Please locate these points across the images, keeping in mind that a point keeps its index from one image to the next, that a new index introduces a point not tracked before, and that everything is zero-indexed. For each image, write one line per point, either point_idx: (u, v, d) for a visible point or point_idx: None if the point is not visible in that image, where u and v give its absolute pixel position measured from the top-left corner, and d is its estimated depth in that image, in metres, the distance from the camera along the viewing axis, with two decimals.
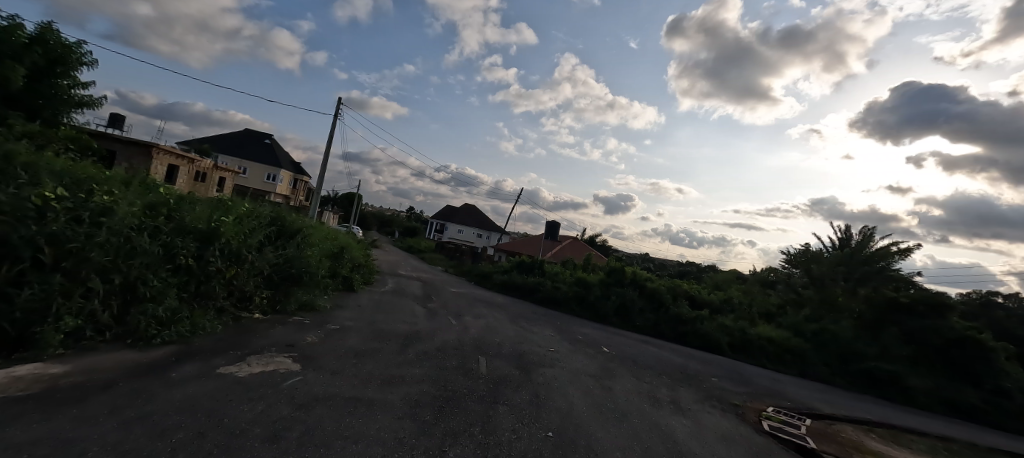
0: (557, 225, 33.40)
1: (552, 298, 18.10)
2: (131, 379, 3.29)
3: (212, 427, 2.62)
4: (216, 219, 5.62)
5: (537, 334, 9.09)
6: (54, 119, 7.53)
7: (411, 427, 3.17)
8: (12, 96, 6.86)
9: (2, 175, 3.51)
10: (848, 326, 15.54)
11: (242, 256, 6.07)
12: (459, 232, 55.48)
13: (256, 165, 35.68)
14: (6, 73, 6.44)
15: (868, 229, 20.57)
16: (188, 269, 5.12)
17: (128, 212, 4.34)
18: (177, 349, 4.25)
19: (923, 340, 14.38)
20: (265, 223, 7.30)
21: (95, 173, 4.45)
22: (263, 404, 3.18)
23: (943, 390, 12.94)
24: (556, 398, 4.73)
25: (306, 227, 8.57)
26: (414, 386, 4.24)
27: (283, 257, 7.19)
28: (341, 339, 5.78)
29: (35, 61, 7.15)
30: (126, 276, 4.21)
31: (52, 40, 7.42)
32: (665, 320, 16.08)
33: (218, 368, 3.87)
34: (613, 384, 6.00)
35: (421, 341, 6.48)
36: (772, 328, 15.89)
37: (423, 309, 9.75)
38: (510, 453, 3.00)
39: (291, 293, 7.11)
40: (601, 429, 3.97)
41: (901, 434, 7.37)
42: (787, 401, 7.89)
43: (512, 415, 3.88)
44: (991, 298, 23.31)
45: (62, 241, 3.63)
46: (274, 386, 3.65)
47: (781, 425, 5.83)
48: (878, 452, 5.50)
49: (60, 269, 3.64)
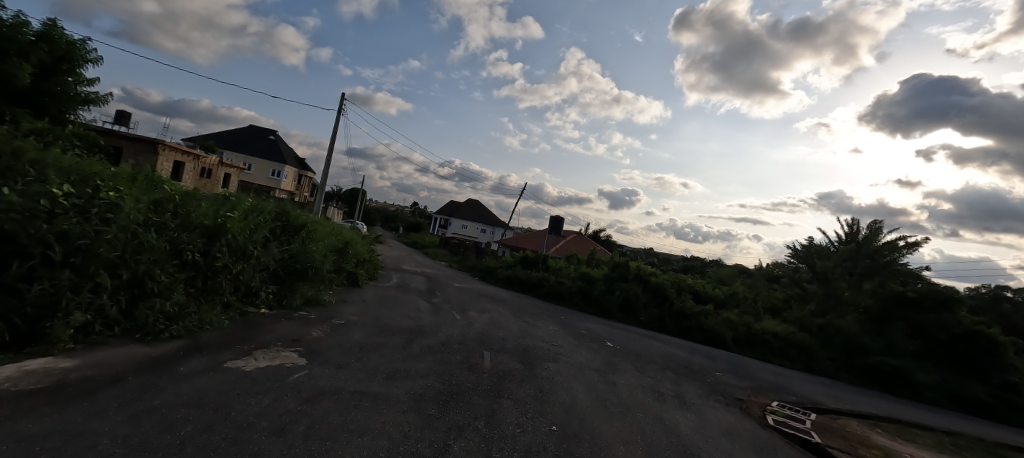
0: (561, 220, 33.45)
1: (555, 293, 18.13)
2: (140, 373, 3.34)
3: (220, 421, 2.65)
4: (222, 215, 5.65)
5: (541, 329, 9.13)
6: (61, 116, 7.61)
7: (415, 420, 3.19)
8: (20, 94, 6.93)
9: (11, 172, 3.55)
10: (853, 321, 15.48)
11: (248, 251, 6.12)
12: (463, 228, 55.67)
13: (261, 162, 35.92)
14: (12, 70, 6.48)
15: (875, 223, 20.38)
16: (194, 265, 5.17)
17: (134, 208, 4.37)
18: (185, 344, 4.31)
19: (929, 335, 14.28)
20: (270, 219, 7.34)
21: (101, 170, 4.48)
22: (270, 398, 3.22)
23: (950, 385, 12.84)
24: (560, 392, 4.76)
25: (310, 223, 8.62)
26: (418, 380, 4.27)
27: (288, 252, 7.23)
28: (346, 334, 5.85)
29: (41, 58, 7.19)
30: (134, 271, 4.26)
31: (58, 36, 7.45)
32: (668, 315, 16.08)
33: (225, 362, 3.92)
34: (617, 378, 6.01)
35: (425, 335, 6.53)
36: (776, 322, 15.86)
37: (427, 304, 9.83)
38: (514, 446, 3.02)
39: (296, 287, 7.17)
40: (605, 423, 3.98)
41: (907, 429, 7.33)
42: (792, 396, 7.87)
43: (516, 409, 3.90)
44: (1001, 292, 23.07)
45: (71, 238, 3.66)
46: (280, 380, 3.69)
47: (786, 419, 5.83)
48: (883, 447, 5.48)
49: (69, 265, 3.68)
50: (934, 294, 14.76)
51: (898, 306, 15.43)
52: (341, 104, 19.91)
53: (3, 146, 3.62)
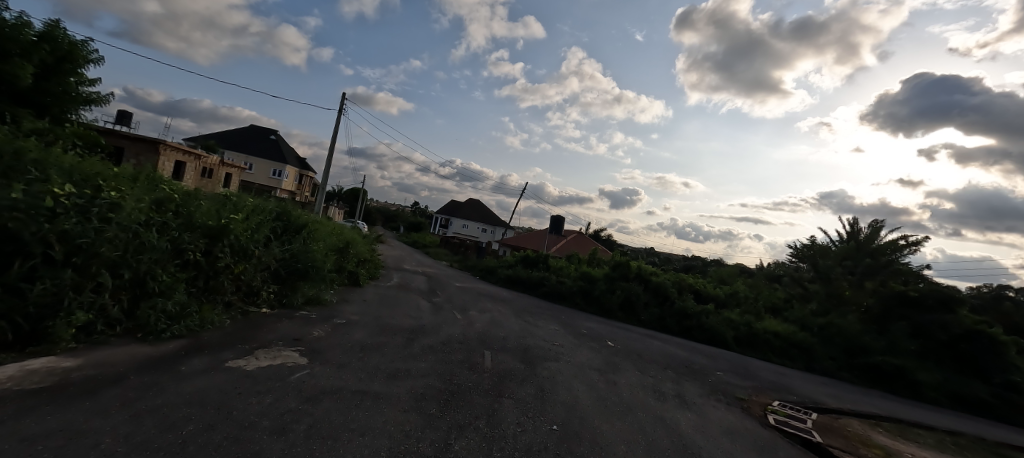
0: (561, 220, 33.45)
1: (556, 292, 18.13)
2: (141, 373, 3.34)
3: (221, 420, 2.65)
4: (223, 215, 5.66)
5: (542, 329, 9.14)
6: (63, 116, 7.63)
7: (416, 420, 3.19)
8: (22, 94, 6.95)
9: (12, 172, 3.57)
10: (854, 321, 15.46)
11: (249, 251, 6.12)
12: (464, 228, 55.70)
13: (262, 162, 35.96)
14: (14, 71, 6.51)
15: (876, 222, 20.34)
16: (196, 264, 5.18)
17: (136, 208, 4.38)
18: (186, 343, 4.31)
19: (931, 334, 14.26)
20: (271, 218, 7.35)
21: (102, 170, 4.49)
22: (271, 397, 3.22)
23: (951, 384, 12.81)
24: (561, 392, 4.76)
25: (312, 223, 8.63)
26: (419, 380, 4.27)
27: (289, 252, 7.24)
28: (347, 333, 5.86)
29: (43, 59, 7.21)
30: (135, 271, 4.26)
31: (60, 37, 7.47)
32: (669, 315, 16.07)
33: (226, 362, 3.92)
34: (618, 378, 6.01)
35: (426, 335, 6.54)
36: (778, 322, 15.85)
37: (427, 304, 9.85)
38: (515, 446, 3.02)
39: (297, 287, 7.18)
40: (607, 423, 3.98)
41: (908, 429, 7.32)
42: (793, 395, 7.87)
43: (517, 408, 3.90)
44: (1003, 292, 23.00)
45: (72, 237, 3.67)
46: (281, 380, 3.69)
47: (787, 419, 5.83)
48: (884, 447, 5.49)
49: (70, 265, 3.70)
50: (936, 293, 14.73)
51: (899, 306, 15.40)
52: (342, 104, 19.91)
53: (5, 146, 3.63)
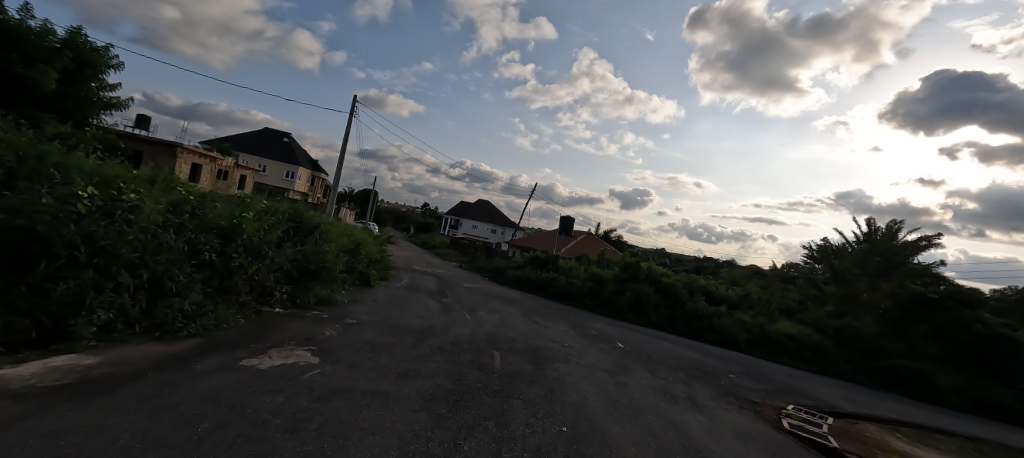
0: (571, 221, 33.38)
1: (565, 293, 18.09)
2: (158, 370, 3.42)
3: (235, 418, 2.70)
4: (236, 216, 5.76)
5: (551, 330, 9.12)
6: (86, 122, 7.88)
7: (425, 419, 3.22)
8: (46, 99, 7.18)
9: (39, 176, 3.71)
10: (871, 323, 15.11)
11: (263, 252, 6.22)
12: (473, 228, 55.91)
13: (275, 164, 36.56)
14: (39, 77, 6.76)
15: (894, 222, 19.82)
16: (211, 265, 5.29)
17: (153, 209, 4.48)
18: (202, 342, 4.40)
19: (952, 337, 13.86)
20: (283, 219, 7.46)
21: (122, 172, 4.61)
22: (283, 396, 3.28)
23: (973, 389, 12.44)
24: (570, 393, 4.74)
25: (323, 224, 8.74)
26: (429, 380, 4.29)
27: (301, 253, 7.33)
28: (357, 333, 5.91)
29: (66, 65, 7.44)
30: (153, 271, 4.37)
31: (82, 44, 7.72)
32: (680, 316, 15.89)
33: (240, 361, 4.00)
34: (627, 379, 5.97)
35: (436, 335, 6.56)
36: (791, 324, 15.57)
37: (437, 304, 9.90)
38: (524, 447, 3.02)
39: (309, 287, 7.27)
40: (616, 425, 3.96)
41: (928, 435, 7.12)
42: (808, 399, 7.71)
43: (526, 409, 3.90)
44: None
45: (95, 238, 3.79)
46: (293, 378, 3.75)
47: (802, 423, 5.71)
48: (903, 453, 5.34)
49: (93, 265, 3.81)
50: (956, 294, 14.35)
51: (918, 308, 15.00)
52: (353, 107, 20.17)
53: (29, 150, 3.76)
